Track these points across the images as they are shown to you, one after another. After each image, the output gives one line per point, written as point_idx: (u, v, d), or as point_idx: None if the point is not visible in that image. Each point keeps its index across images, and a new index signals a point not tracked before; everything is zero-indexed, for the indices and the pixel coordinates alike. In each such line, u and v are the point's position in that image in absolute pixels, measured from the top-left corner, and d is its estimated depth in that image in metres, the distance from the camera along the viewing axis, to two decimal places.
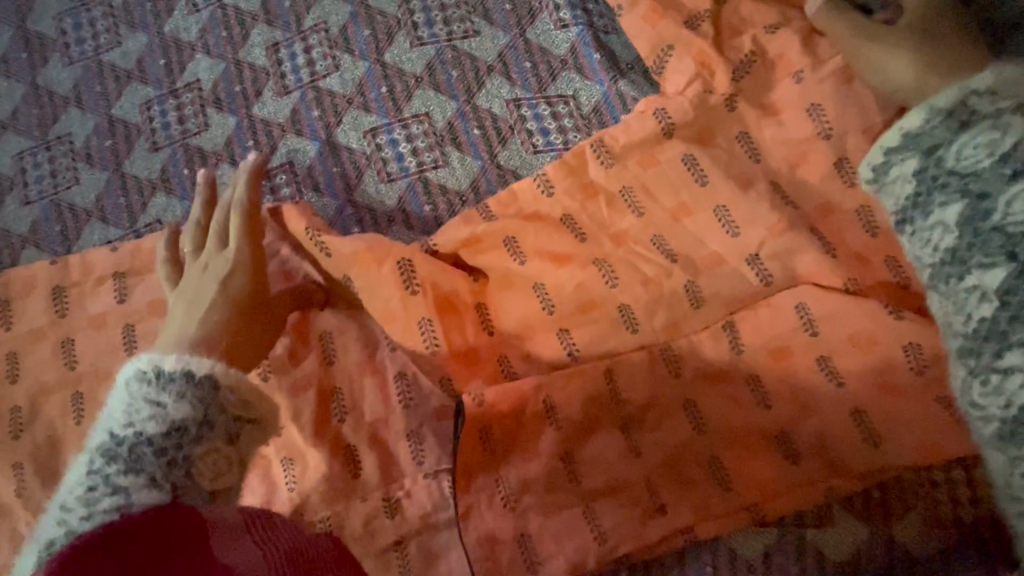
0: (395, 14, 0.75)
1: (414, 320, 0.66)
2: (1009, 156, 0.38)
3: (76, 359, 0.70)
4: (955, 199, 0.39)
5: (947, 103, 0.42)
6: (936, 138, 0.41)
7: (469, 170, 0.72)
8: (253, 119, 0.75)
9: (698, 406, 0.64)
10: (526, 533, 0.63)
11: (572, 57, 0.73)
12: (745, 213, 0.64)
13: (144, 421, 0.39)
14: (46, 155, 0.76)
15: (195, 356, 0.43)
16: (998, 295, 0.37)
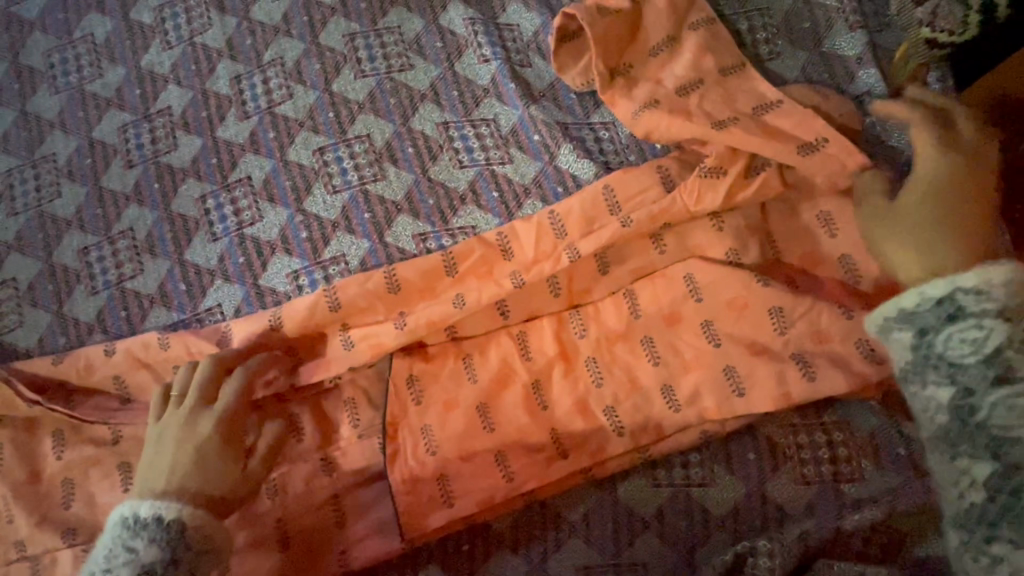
0: (342, 50, 0.87)
1: (370, 288, 0.76)
2: (989, 358, 0.54)
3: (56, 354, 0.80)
4: (944, 382, 0.55)
5: (937, 294, 0.57)
6: (928, 323, 0.57)
7: (404, 182, 0.83)
8: (217, 140, 0.86)
9: (597, 362, 0.75)
10: (445, 477, 0.74)
11: (493, 87, 0.85)
12: (630, 195, 0.76)
13: (124, 564, 0.59)
14: (33, 172, 0.86)
15: (166, 504, 0.61)
16: (980, 481, 0.53)
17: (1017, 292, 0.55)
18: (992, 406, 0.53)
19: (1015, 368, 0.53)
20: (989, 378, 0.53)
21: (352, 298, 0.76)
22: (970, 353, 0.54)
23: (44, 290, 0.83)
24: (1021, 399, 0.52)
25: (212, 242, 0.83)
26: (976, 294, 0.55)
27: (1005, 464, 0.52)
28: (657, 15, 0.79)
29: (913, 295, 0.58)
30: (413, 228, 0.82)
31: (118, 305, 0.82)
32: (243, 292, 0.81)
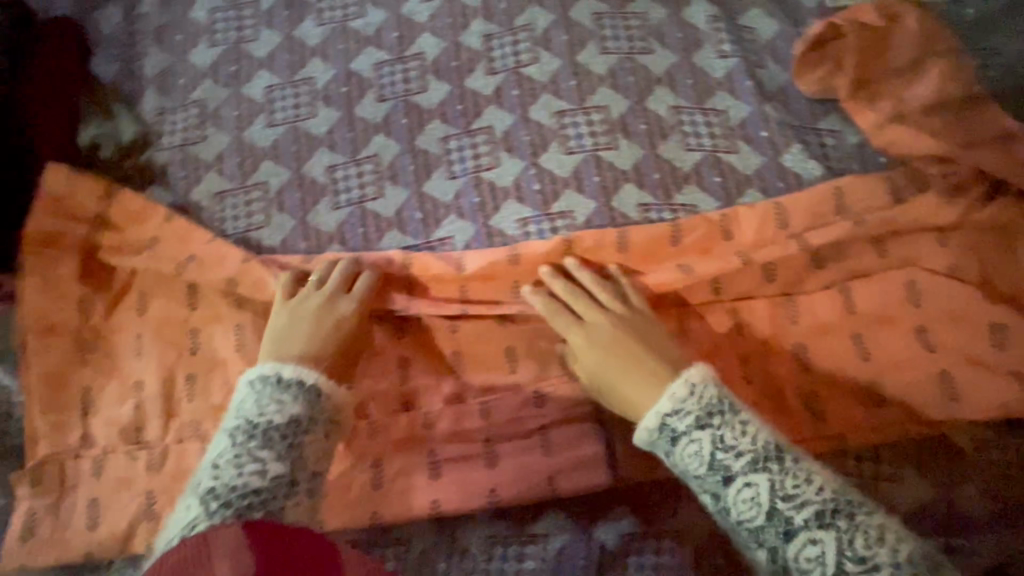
0: (589, 25, 0.94)
1: (605, 248, 0.84)
2: (708, 464, 0.67)
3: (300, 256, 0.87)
4: (711, 496, 0.67)
5: (655, 424, 0.71)
6: (664, 446, 0.71)
7: (634, 155, 0.89)
8: (465, 89, 0.93)
9: (806, 348, 0.81)
10: None
11: (728, 81, 0.91)
12: (863, 201, 0.82)
13: (275, 412, 0.66)
14: (292, 91, 0.95)
15: (305, 368, 0.70)
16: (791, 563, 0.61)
17: (699, 400, 0.70)
18: (731, 504, 0.66)
19: (729, 467, 0.66)
20: (720, 481, 0.67)
21: (585, 251, 0.84)
22: (698, 463, 0.68)
23: (291, 198, 0.91)
24: (748, 491, 0.65)
25: (449, 180, 0.90)
26: (677, 415, 0.70)
27: (767, 547, 0.63)
28: (906, 40, 0.85)
29: (646, 419, 0.71)
30: (638, 197, 0.88)
31: (358, 222, 0.89)
32: (475, 230, 0.88)
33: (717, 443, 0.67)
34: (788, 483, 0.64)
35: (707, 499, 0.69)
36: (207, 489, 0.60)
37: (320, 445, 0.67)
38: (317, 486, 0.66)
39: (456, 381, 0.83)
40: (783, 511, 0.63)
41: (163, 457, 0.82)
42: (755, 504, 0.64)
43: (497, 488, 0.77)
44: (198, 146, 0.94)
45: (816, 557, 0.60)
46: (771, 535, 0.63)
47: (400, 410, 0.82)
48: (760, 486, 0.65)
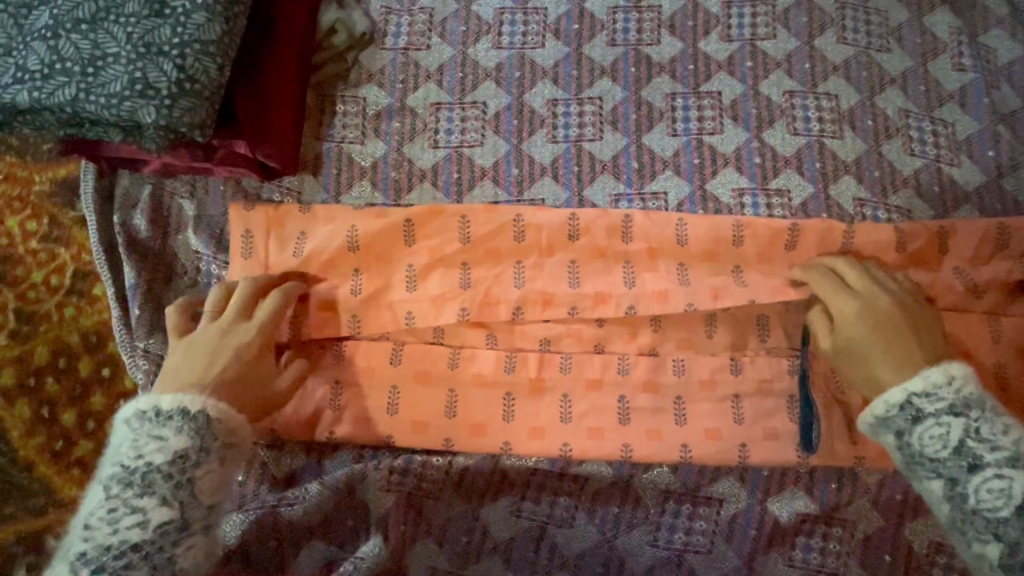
0: (831, 12, 0.93)
1: (827, 236, 0.84)
2: (956, 448, 0.62)
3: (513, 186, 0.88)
4: (936, 478, 0.63)
5: (896, 400, 0.67)
6: (901, 425, 0.66)
7: (857, 148, 0.89)
8: (697, 51, 0.93)
9: (1006, 369, 0.81)
10: (849, 420, 0.79)
11: (961, 95, 0.91)
12: None
13: (156, 451, 0.62)
14: (523, 18, 0.94)
15: (185, 397, 0.64)
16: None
17: (957, 389, 0.65)
18: (974, 491, 0.60)
19: (980, 457, 0.61)
20: (964, 468, 0.62)
21: (807, 237, 0.84)
22: (940, 446, 0.63)
23: (508, 122, 0.90)
24: (998, 483, 0.60)
25: (670, 136, 0.89)
26: (926, 396, 0.66)
27: (1006, 543, 0.58)
28: None
29: (889, 394, 0.67)
30: (855, 191, 0.87)
31: (573, 159, 0.89)
32: (690, 190, 0.87)
33: (972, 431, 0.62)
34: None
35: (933, 485, 0.63)
36: (80, 552, 0.58)
37: (215, 474, 0.64)
38: (214, 520, 0.64)
39: (653, 333, 0.82)
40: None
41: (353, 351, 0.81)
42: (1003, 497, 0.59)
43: (687, 444, 0.78)
44: (421, 53, 0.92)
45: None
46: (1018, 533, 0.58)
47: (591, 350, 0.82)
48: (1017, 481, 0.59)
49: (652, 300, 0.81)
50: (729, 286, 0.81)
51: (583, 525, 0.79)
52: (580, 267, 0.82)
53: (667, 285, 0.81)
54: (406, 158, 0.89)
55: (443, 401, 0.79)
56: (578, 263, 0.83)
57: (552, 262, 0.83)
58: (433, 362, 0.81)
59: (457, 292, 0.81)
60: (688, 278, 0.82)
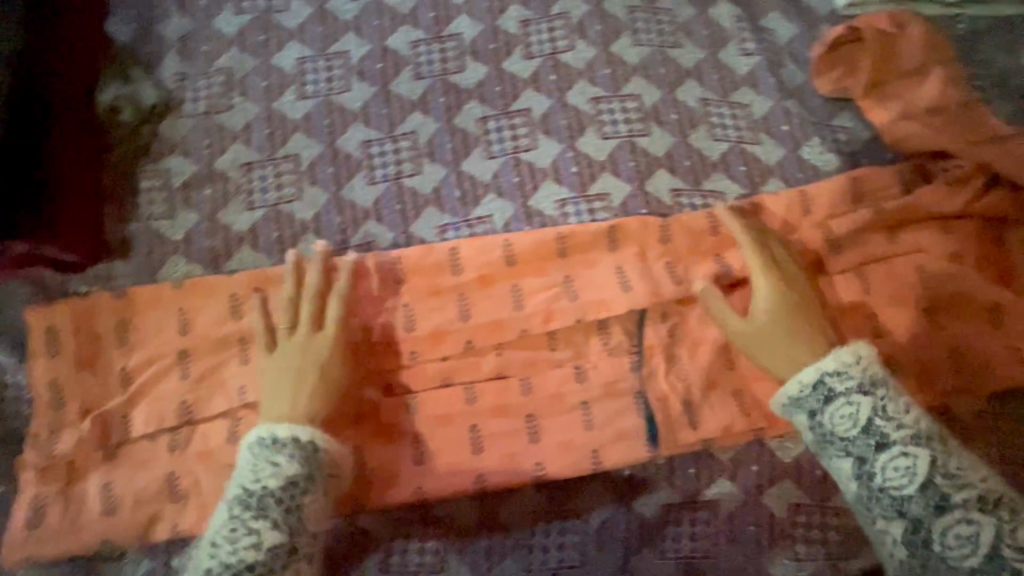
0: (622, 18, 0.98)
1: (644, 234, 0.87)
2: (862, 428, 0.72)
3: (336, 235, 0.86)
4: (847, 456, 0.73)
5: (810, 380, 0.76)
6: (811, 405, 0.75)
7: (666, 142, 0.93)
8: (502, 71, 0.94)
9: (830, 327, 0.85)
10: (690, 405, 0.82)
11: (751, 78, 0.97)
12: (879, 193, 0.89)
13: (271, 476, 0.71)
14: (326, 65, 0.93)
15: (302, 430, 0.74)
16: (903, 533, 0.69)
17: (864, 369, 0.75)
18: (879, 469, 0.71)
19: (887, 435, 0.72)
20: (871, 446, 0.72)
21: (629, 241, 0.87)
22: (850, 425, 0.73)
23: (324, 171, 0.89)
24: (902, 460, 0.70)
25: (488, 159, 0.90)
26: (839, 377, 0.75)
27: (908, 517, 0.69)
28: (915, 44, 0.92)
29: (805, 377, 0.76)
30: (669, 183, 0.92)
31: (394, 198, 0.88)
32: (513, 209, 0.89)
33: (880, 411, 0.73)
34: (954, 465, 0.70)
35: (845, 462, 0.73)
36: (206, 569, 0.68)
37: (319, 504, 0.72)
38: (315, 547, 0.73)
39: (496, 358, 0.83)
40: (940, 486, 0.69)
41: (190, 436, 0.78)
42: (907, 475, 0.70)
43: (543, 462, 0.79)
44: (223, 115, 0.90)
45: (967, 535, 0.66)
46: (916, 508, 0.69)
47: (438, 385, 0.82)
48: (920, 458, 0.70)
49: (488, 332, 0.83)
50: (560, 304, 0.84)
51: (455, 565, 0.78)
52: (415, 308, 0.83)
53: (503, 315, 0.83)
54: (221, 225, 0.86)
55: None
56: (411, 303, 0.83)
57: (386, 310, 0.83)
58: (273, 431, 0.78)
59: (290, 360, 0.80)
60: (522, 303, 0.84)
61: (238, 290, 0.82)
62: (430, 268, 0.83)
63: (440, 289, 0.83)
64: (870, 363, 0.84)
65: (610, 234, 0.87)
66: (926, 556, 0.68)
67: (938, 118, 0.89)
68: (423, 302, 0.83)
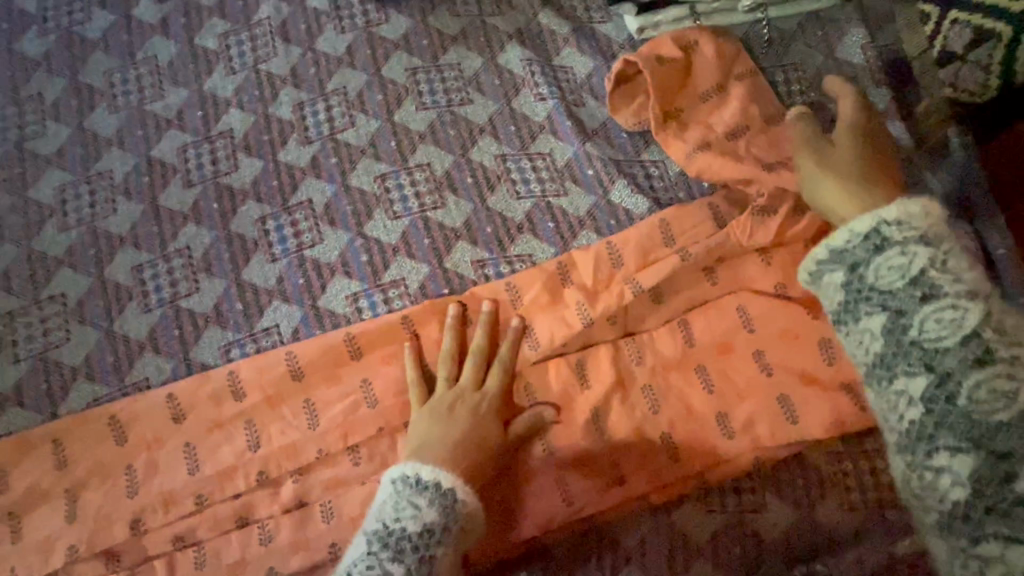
0: (403, 82, 0.91)
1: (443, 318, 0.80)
2: (913, 280, 0.61)
3: (110, 377, 0.79)
4: (876, 310, 0.62)
5: (864, 230, 0.64)
6: (858, 258, 0.64)
7: (463, 211, 0.86)
8: (278, 163, 0.87)
9: (654, 389, 0.78)
10: (509, 503, 0.76)
11: (549, 124, 0.90)
12: (692, 230, 0.81)
13: (411, 518, 0.65)
14: (87, 188, 0.86)
15: (443, 473, 0.69)
16: (916, 397, 0.59)
17: (929, 223, 0.63)
18: (966, 384, 0.57)
19: (938, 286, 0.60)
20: (917, 296, 0.60)
21: (428, 328, 0.80)
22: (947, 334, 0.58)
23: (93, 307, 0.82)
24: (947, 312, 0.59)
25: (270, 263, 0.84)
26: (897, 225, 0.63)
27: (939, 373, 0.58)
28: (707, 63, 0.86)
29: (881, 279, 0.62)
30: (471, 255, 0.85)
31: (171, 324, 0.81)
32: (301, 314, 0.82)
33: (947, 274, 0.60)
34: (1003, 327, 0.59)
35: (879, 317, 0.62)
36: None
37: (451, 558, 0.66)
38: None
39: (294, 486, 0.75)
40: (986, 338, 0.57)
41: None
42: (950, 327, 0.59)
43: None
44: None
45: (1004, 390, 0.56)
46: (951, 361, 0.58)
47: (232, 528, 0.74)
48: (998, 367, 0.56)
49: (281, 456, 0.75)
50: (357, 414, 0.76)
51: None
52: (197, 446, 0.75)
53: (295, 437, 0.76)
54: None
55: None
56: (191, 441, 0.75)
57: (165, 454, 0.75)
58: None
59: (62, 531, 0.72)
60: (316, 419, 0.76)
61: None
62: (209, 398, 0.76)
63: (224, 420, 0.76)
64: (702, 422, 0.77)
65: (405, 324, 0.80)
66: (946, 413, 0.57)
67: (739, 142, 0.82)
68: (206, 438, 0.75)
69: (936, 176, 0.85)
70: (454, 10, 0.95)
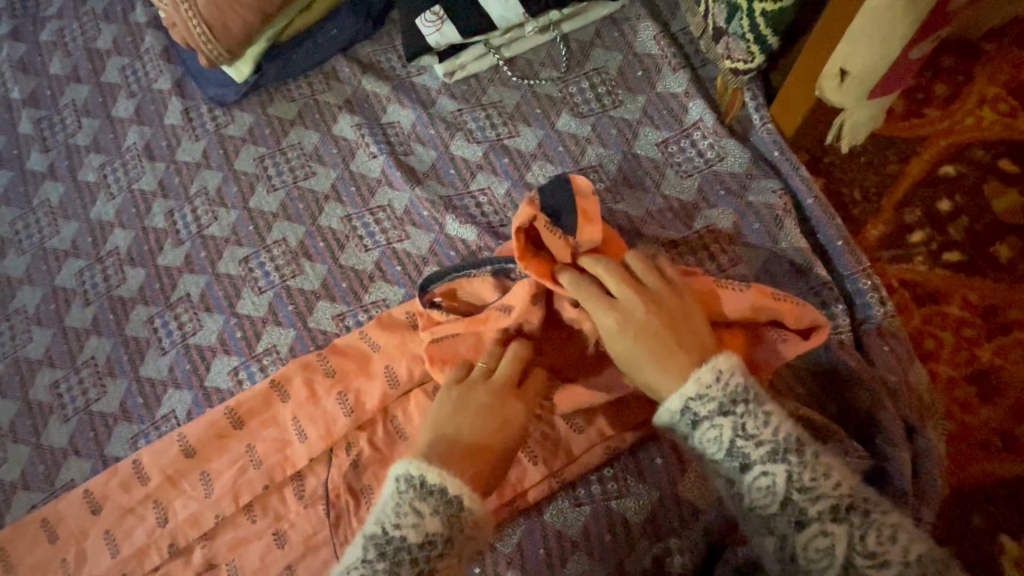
0: (253, 171, 1.02)
1: (308, 375, 0.88)
2: (728, 452, 0.64)
3: (43, 484, 0.91)
4: (722, 479, 0.65)
5: (676, 406, 0.66)
6: (682, 428, 0.67)
7: (319, 273, 0.95)
8: (158, 267, 0.99)
9: None
10: None
11: (384, 177, 0.98)
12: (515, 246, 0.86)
13: (411, 527, 0.62)
14: (7, 324, 0.99)
15: (451, 479, 0.64)
16: (788, 539, 0.60)
17: (725, 382, 0.66)
18: (802, 549, 0.59)
19: (748, 455, 0.63)
20: (736, 467, 0.63)
21: (296, 387, 0.87)
22: (769, 500, 0.61)
23: (22, 426, 0.94)
24: (765, 480, 0.62)
25: (161, 356, 0.94)
26: (700, 399, 0.65)
27: None
28: (514, 108, 0.98)
29: (708, 451, 0.65)
30: (331, 310, 0.93)
31: (86, 428, 0.92)
32: (192, 395, 0.92)
33: (795, 482, 0.61)
34: (873, 541, 0.56)
35: (720, 483, 0.66)
36: None
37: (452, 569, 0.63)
38: None
39: (202, 551, 0.84)
40: (798, 502, 0.60)
41: None
42: (767, 492, 0.62)
43: None
44: None
45: (825, 548, 0.58)
46: (782, 524, 0.60)
47: None
48: (779, 476, 0.61)
49: (186, 527, 0.84)
50: (246, 476, 0.85)
51: None
52: (116, 531, 0.85)
53: (197, 507, 0.85)
54: None
55: None
56: (110, 528, 0.85)
57: (90, 543, 0.85)
58: None
59: None
60: (211, 488, 0.85)
61: None
62: (120, 487, 0.86)
63: (135, 504, 0.86)
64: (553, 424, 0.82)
65: (277, 387, 0.88)
66: (794, 570, 0.60)
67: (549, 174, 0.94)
68: (121, 522, 0.85)
69: (744, 143, 0.90)
70: (289, 97, 1.05)
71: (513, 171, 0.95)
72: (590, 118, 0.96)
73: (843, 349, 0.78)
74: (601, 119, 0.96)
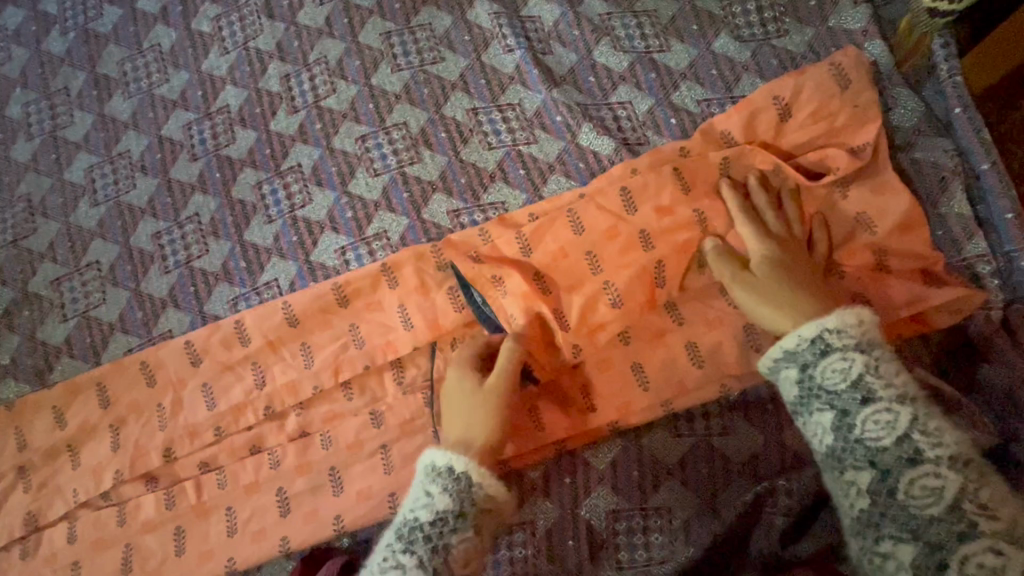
0: (378, 47, 0.96)
1: (420, 266, 0.85)
2: (854, 382, 0.63)
3: (140, 329, 0.91)
4: (826, 409, 0.63)
5: (809, 334, 0.66)
6: (807, 358, 0.66)
7: (438, 164, 0.91)
8: (270, 132, 0.95)
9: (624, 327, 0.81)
10: None
11: (518, 74, 0.92)
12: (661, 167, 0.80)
13: (423, 508, 0.65)
14: (111, 167, 0.97)
15: (458, 458, 0.67)
16: (865, 489, 0.60)
17: (864, 327, 0.66)
18: (907, 486, 0.58)
19: (873, 390, 0.62)
20: (857, 399, 0.62)
21: (407, 274, 0.85)
22: (884, 434, 0.60)
23: (122, 271, 0.93)
24: (885, 414, 0.61)
25: (267, 224, 0.92)
26: (838, 333, 0.65)
27: (925, 542, 0.55)
28: (668, 21, 0.91)
29: (827, 380, 0.64)
30: (447, 205, 0.90)
31: (187, 282, 0.92)
32: (297, 267, 0.90)
33: (919, 424, 0.60)
34: (985, 495, 0.55)
35: (828, 416, 0.63)
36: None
37: (470, 543, 0.64)
38: None
39: (297, 418, 0.85)
40: (915, 441, 0.59)
41: (34, 541, 0.84)
42: (886, 429, 0.60)
43: (343, 514, 0.81)
44: (30, 239, 0.96)
45: (934, 486, 0.57)
46: (888, 460, 0.59)
47: (247, 455, 0.85)
48: (902, 414, 0.60)
49: (284, 393, 0.85)
50: (347, 354, 0.85)
51: None
52: (214, 386, 0.86)
53: (296, 375, 0.85)
54: (40, 342, 0.92)
55: (120, 560, 0.82)
56: (208, 383, 0.86)
57: (187, 393, 0.86)
58: (104, 526, 0.84)
59: (110, 458, 0.85)
60: (312, 359, 0.85)
61: (58, 396, 0.87)
62: (219, 345, 0.87)
63: (234, 363, 0.86)
64: (670, 353, 0.80)
65: (389, 272, 0.86)
66: (888, 505, 0.58)
67: (697, 97, 0.88)
68: (220, 378, 0.86)
69: (918, 95, 0.83)
70: None
71: (659, 88, 0.89)
72: (750, 44, 0.89)
73: (988, 324, 0.76)
74: (762, 47, 0.89)
